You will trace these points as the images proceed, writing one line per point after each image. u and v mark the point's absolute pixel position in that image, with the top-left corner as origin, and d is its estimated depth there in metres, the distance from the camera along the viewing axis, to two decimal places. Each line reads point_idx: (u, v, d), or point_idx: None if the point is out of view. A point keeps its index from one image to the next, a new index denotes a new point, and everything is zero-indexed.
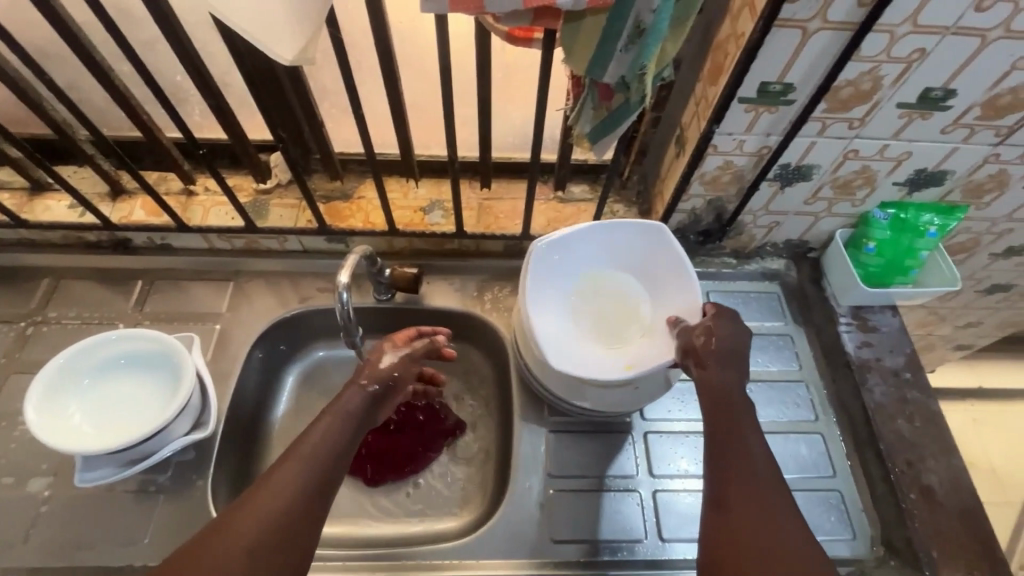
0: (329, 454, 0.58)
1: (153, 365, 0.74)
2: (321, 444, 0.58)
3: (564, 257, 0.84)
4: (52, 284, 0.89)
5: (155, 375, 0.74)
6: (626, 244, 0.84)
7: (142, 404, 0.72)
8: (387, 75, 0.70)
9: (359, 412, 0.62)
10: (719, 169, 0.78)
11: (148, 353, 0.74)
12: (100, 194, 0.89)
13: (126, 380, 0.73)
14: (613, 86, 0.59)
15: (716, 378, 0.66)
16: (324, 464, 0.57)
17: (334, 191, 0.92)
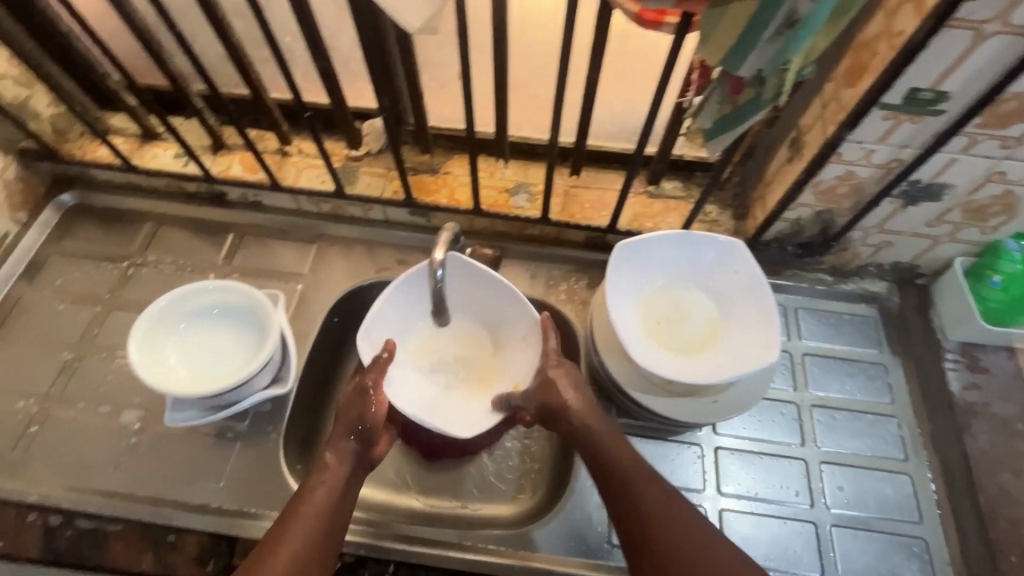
0: (334, 485, 0.63)
1: (241, 319, 0.76)
2: (322, 481, 0.63)
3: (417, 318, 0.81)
4: (152, 229, 0.93)
5: (242, 329, 0.76)
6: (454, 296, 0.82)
7: (229, 355, 0.75)
8: (499, 51, 0.68)
9: (350, 459, 0.66)
10: (838, 179, 0.72)
11: (238, 306, 0.76)
12: (203, 147, 0.92)
13: (216, 330, 0.76)
14: (747, 80, 0.55)
15: (576, 418, 0.67)
16: (332, 491, 0.63)
17: (422, 164, 0.92)
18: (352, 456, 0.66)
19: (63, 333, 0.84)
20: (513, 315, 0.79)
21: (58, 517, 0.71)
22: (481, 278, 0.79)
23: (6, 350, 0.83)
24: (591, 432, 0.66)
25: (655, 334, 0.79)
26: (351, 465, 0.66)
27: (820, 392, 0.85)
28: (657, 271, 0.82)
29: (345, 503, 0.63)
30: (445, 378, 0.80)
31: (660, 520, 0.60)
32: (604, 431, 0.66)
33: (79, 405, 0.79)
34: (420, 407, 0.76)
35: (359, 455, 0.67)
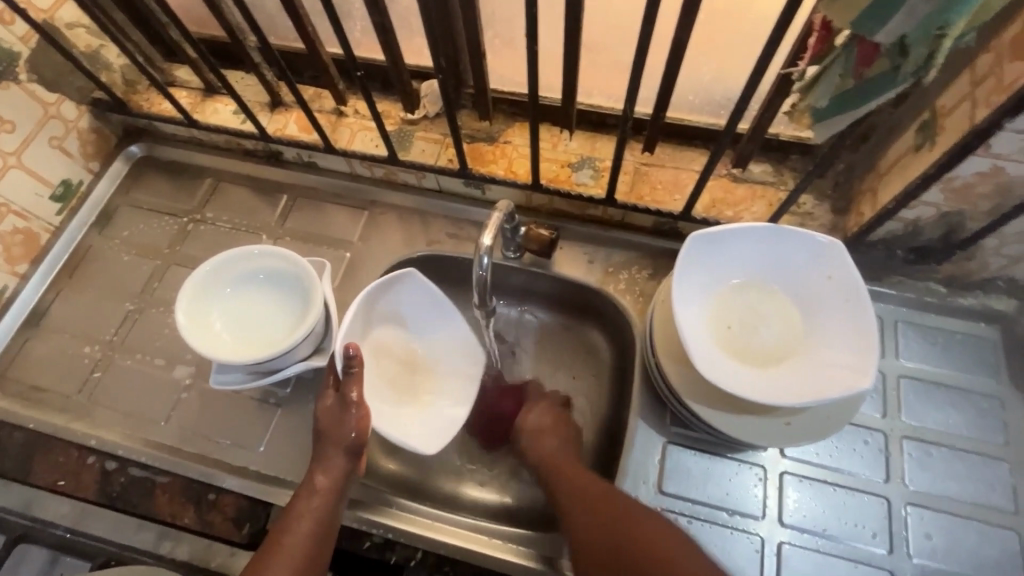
0: (325, 505, 0.63)
1: (286, 287, 0.75)
2: (309, 502, 0.63)
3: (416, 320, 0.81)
4: (212, 185, 0.94)
5: (286, 296, 0.75)
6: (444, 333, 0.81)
7: (272, 322, 0.75)
8: (571, 5, 0.58)
9: (338, 477, 0.65)
10: (979, 176, 0.59)
11: (283, 273, 0.75)
12: (261, 104, 0.90)
13: (261, 295, 0.76)
14: (885, 47, 0.43)
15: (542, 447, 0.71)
16: (321, 511, 0.63)
17: (480, 131, 0.85)
18: (341, 473, 0.65)
19: (125, 284, 0.87)
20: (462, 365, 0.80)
21: (114, 462, 0.75)
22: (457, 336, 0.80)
23: (77, 297, 0.86)
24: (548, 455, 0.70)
25: (726, 337, 0.70)
26: (338, 483, 0.65)
27: (915, 422, 0.73)
28: (734, 271, 0.72)
29: (332, 527, 0.63)
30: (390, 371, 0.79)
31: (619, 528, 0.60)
32: (551, 453, 0.70)
33: (138, 355, 0.81)
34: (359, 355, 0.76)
35: (348, 471, 0.66)
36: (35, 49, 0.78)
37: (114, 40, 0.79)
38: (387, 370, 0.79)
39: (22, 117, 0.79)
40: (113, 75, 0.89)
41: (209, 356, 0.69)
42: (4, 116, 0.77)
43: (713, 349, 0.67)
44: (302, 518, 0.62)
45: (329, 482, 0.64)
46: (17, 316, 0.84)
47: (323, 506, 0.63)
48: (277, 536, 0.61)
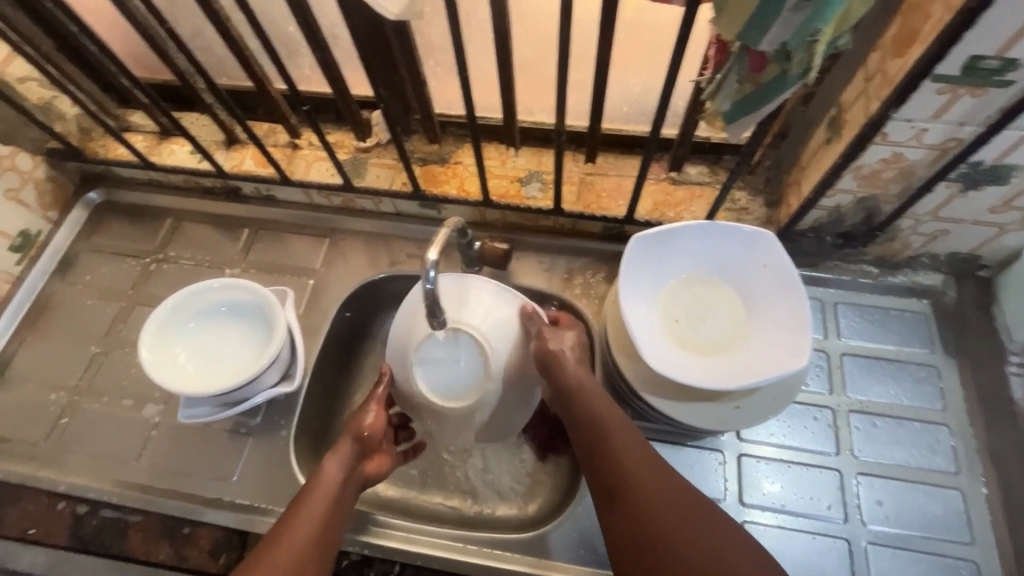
0: (329, 490, 0.64)
1: (250, 318, 0.77)
2: (323, 484, 0.65)
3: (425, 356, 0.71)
4: (173, 224, 0.95)
5: (250, 326, 0.77)
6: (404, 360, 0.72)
7: (238, 353, 0.76)
8: (498, 33, 0.63)
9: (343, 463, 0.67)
10: (883, 162, 0.64)
11: (246, 303, 0.77)
12: (217, 142, 0.92)
13: (226, 327, 0.77)
14: (770, 54, 0.48)
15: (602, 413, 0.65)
16: (330, 492, 0.64)
17: (432, 154, 0.88)
18: (348, 458, 0.68)
19: (90, 328, 0.88)
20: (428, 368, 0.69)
21: (85, 506, 0.75)
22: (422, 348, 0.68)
23: (40, 344, 0.87)
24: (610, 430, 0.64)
25: (678, 332, 0.74)
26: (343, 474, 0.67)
27: (860, 396, 0.77)
28: (679, 268, 0.76)
29: (339, 511, 0.64)
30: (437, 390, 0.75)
31: (666, 537, 0.57)
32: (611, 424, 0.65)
33: (105, 397, 0.82)
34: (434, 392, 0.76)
35: (350, 460, 0.68)
36: None
37: (65, 91, 0.81)
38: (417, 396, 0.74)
39: None
40: (67, 124, 0.91)
41: (176, 391, 0.71)
42: None
43: (663, 344, 0.71)
44: (317, 495, 0.64)
45: (337, 469, 0.66)
46: None
47: (334, 487, 0.65)
48: (284, 520, 0.62)
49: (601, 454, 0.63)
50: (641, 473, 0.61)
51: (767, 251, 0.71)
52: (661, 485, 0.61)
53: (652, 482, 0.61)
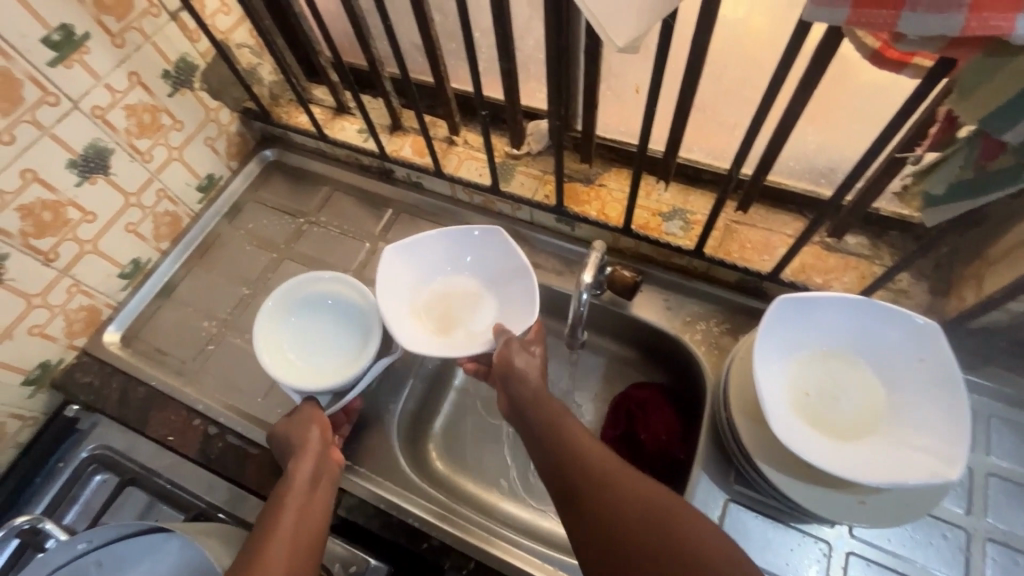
0: (300, 494, 0.66)
1: (347, 311, 0.84)
2: (287, 497, 0.66)
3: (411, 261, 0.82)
4: (328, 192, 1.04)
5: (348, 319, 0.84)
6: (407, 274, 0.81)
7: (340, 343, 0.83)
8: (692, 74, 0.63)
9: (311, 460, 0.70)
10: None
11: (343, 296, 0.83)
12: (383, 126, 1.00)
13: (325, 318, 0.84)
14: (1011, 145, 0.44)
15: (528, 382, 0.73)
16: (300, 495, 0.66)
17: (578, 172, 0.90)
18: (313, 459, 0.70)
19: (245, 271, 0.98)
20: (424, 263, 0.82)
21: (214, 428, 0.84)
22: (408, 253, 0.81)
23: (203, 276, 0.98)
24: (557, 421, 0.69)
25: (808, 408, 0.69)
26: (310, 476, 0.68)
27: (1004, 526, 0.69)
28: (817, 343, 0.72)
29: (312, 508, 0.66)
30: (432, 313, 0.81)
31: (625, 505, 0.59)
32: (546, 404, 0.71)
33: (246, 335, 0.92)
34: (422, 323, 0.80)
35: (317, 459, 0.70)
36: (210, 63, 0.92)
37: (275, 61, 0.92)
38: (434, 316, 0.81)
39: (189, 117, 0.92)
40: (263, 88, 1.01)
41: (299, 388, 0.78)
42: (177, 115, 0.90)
43: (791, 418, 0.67)
44: (286, 504, 0.65)
45: (303, 471, 0.68)
46: (153, 286, 0.96)
47: (300, 495, 0.66)
48: (263, 531, 0.62)
49: (560, 447, 0.66)
50: (595, 454, 0.65)
51: (928, 346, 0.66)
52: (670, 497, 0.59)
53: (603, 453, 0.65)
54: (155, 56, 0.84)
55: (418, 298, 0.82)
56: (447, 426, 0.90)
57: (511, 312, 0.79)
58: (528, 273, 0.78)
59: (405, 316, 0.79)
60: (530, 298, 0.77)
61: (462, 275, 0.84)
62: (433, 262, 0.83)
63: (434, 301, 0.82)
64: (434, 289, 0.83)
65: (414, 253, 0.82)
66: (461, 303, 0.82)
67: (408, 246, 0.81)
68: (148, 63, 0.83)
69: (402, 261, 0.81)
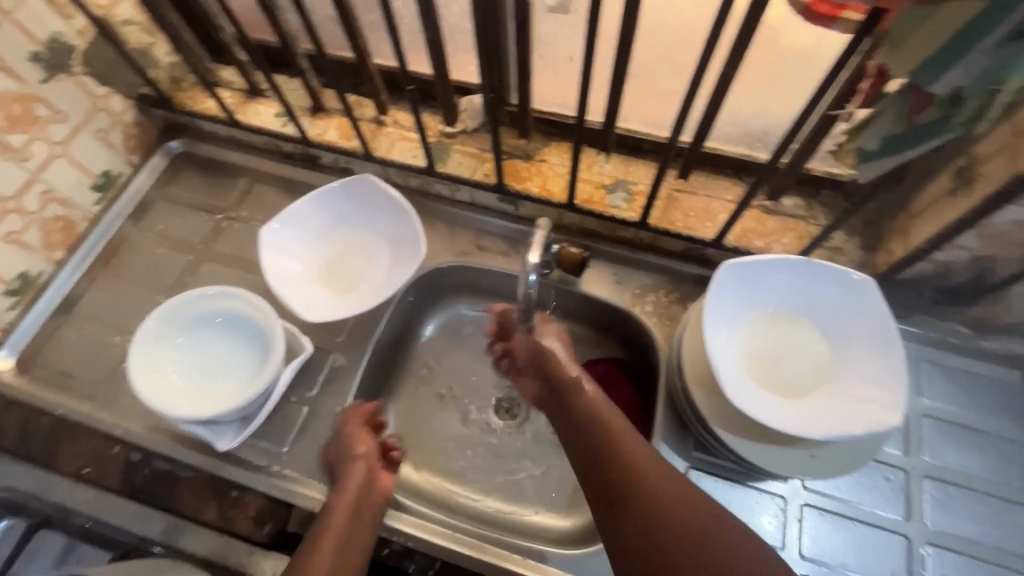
0: (342, 521, 0.64)
1: (243, 327, 0.74)
2: (327, 531, 0.63)
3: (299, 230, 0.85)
4: (248, 184, 0.95)
5: (245, 337, 0.74)
6: (299, 240, 0.85)
7: (237, 365, 0.73)
8: (628, 38, 0.60)
9: (355, 480, 0.67)
10: (1015, 224, 0.60)
11: (233, 310, 0.74)
12: (303, 108, 0.92)
13: (216, 338, 0.74)
14: (938, 96, 0.46)
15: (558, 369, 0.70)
16: (342, 519, 0.64)
17: (517, 148, 0.86)
18: (358, 483, 0.67)
19: (159, 277, 0.88)
20: (324, 230, 0.86)
21: (137, 454, 0.75)
22: (300, 220, 0.85)
23: (109, 288, 0.87)
24: (612, 432, 0.64)
25: (759, 367, 0.70)
26: (359, 491, 0.67)
27: (937, 462, 0.73)
28: (765, 303, 0.73)
29: (355, 528, 0.64)
30: (336, 276, 0.84)
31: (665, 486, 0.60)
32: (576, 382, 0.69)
33: None
34: (326, 287, 0.83)
35: (363, 478, 0.68)
36: (90, 43, 0.81)
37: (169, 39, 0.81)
38: (312, 267, 0.85)
39: (72, 107, 0.81)
40: (159, 72, 0.90)
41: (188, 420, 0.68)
42: (56, 106, 0.78)
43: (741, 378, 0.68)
44: (325, 538, 0.62)
45: (348, 493, 0.66)
46: (49, 303, 0.85)
47: (342, 514, 0.65)
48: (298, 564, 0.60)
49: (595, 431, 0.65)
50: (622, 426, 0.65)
51: (867, 301, 0.68)
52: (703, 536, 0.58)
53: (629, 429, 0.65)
54: (18, 37, 0.72)
55: (312, 261, 0.85)
56: (400, 423, 0.85)
57: (403, 260, 0.82)
58: (409, 215, 0.81)
59: (281, 268, 0.83)
60: (415, 239, 0.81)
61: (353, 232, 0.87)
62: (331, 222, 0.86)
63: (342, 263, 0.85)
64: (338, 253, 0.86)
65: (303, 218, 0.85)
66: (362, 262, 0.85)
67: (294, 213, 0.84)
68: (10, 45, 0.71)
69: (296, 227, 0.84)
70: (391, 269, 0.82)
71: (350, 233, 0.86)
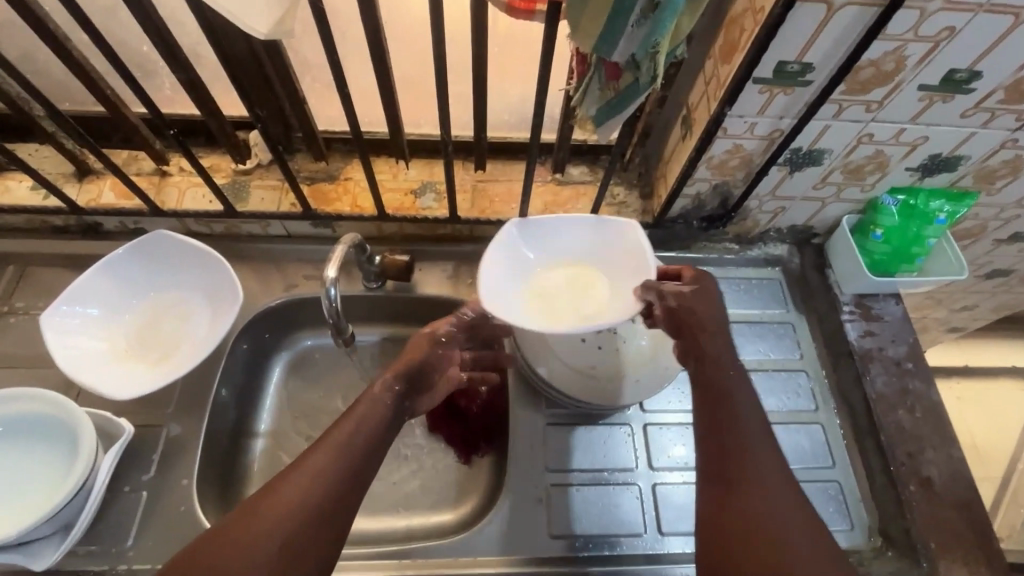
0: (351, 433, 0.59)
1: (40, 428, 0.65)
2: (342, 424, 0.60)
3: (93, 307, 0.77)
4: (19, 271, 0.83)
5: (42, 436, 0.65)
6: (97, 320, 0.77)
7: (41, 470, 0.64)
8: (376, 52, 0.64)
9: (376, 415, 0.61)
10: (727, 153, 0.75)
11: (23, 413, 0.65)
12: (65, 174, 0.83)
13: (7, 450, 0.65)
14: (622, 64, 0.55)
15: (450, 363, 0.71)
16: (361, 425, 0.60)
17: (319, 172, 0.86)
18: (384, 409, 0.62)
19: None
20: (129, 300, 0.79)
21: None
22: (92, 295, 0.77)
23: None
24: (732, 398, 0.64)
25: (551, 306, 0.72)
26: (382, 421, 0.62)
27: (737, 356, 0.88)
28: (533, 258, 0.77)
29: (372, 452, 0.59)
30: (152, 347, 0.77)
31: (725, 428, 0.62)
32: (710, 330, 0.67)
33: None
34: (143, 361, 0.76)
35: (394, 406, 0.63)
36: None
37: None
38: (123, 342, 0.77)
39: None
40: None
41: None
42: None
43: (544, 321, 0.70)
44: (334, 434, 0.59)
45: (372, 403, 0.62)
46: None
47: (370, 417, 0.61)
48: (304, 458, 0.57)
49: (721, 394, 0.64)
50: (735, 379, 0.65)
51: (632, 235, 0.74)
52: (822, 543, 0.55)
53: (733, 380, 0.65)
54: None
55: (118, 337, 0.77)
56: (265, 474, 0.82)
57: (222, 305, 0.77)
58: (219, 261, 0.77)
59: (82, 355, 0.73)
60: (230, 286, 0.77)
61: (161, 294, 0.80)
62: (135, 288, 0.80)
63: (157, 329, 0.79)
64: (151, 320, 0.79)
65: (96, 291, 0.77)
66: (181, 322, 0.79)
67: (81, 287, 0.76)
68: None
69: (89, 304, 0.76)
70: (212, 322, 0.77)
71: (159, 297, 0.80)
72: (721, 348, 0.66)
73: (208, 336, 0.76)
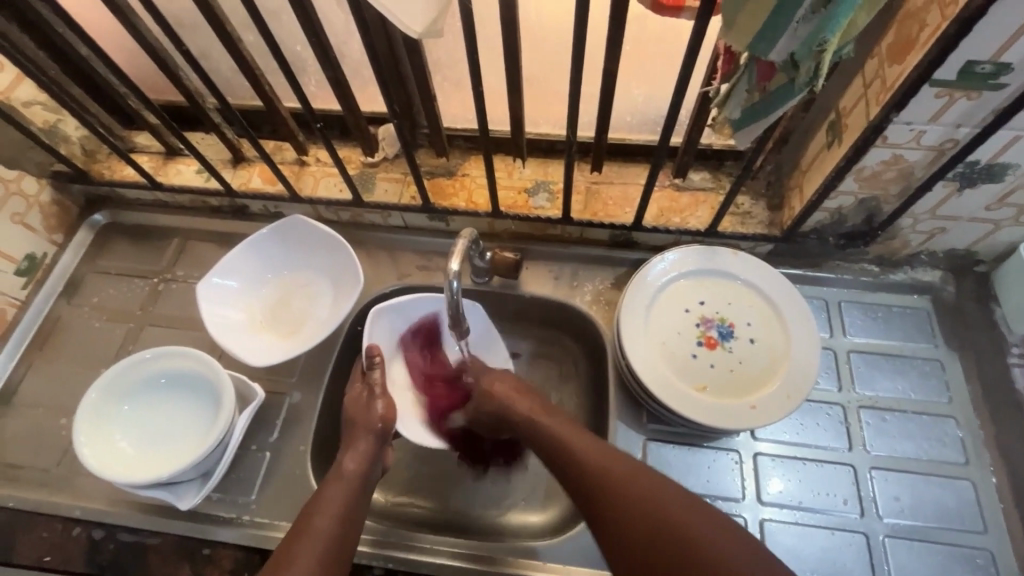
0: (348, 488, 0.65)
1: (191, 384, 0.74)
2: (324, 499, 0.64)
3: (236, 279, 0.85)
4: (180, 244, 0.94)
5: (192, 391, 0.74)
6: (240, 291, 0.85)
7: (190, 421, 0.73)
8: (512, 52, 0.65)
9: (364, 457, 0.68)
10: (883, 164, 0.67)
11: (178, 369, 0.74)
12: (224, 161, 0.93)
13: (164, 399, 0.74)
14: (779, 64, 0.50)
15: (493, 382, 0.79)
16: (350, 488, 0.65)
17: (439, 167, 0.90)
18: (367, 454, 0.69)
19: (100, 351, 0.87)
20: (265, 275, 0.87)
21: (100, 531, 0.74)
22: (236, 268, 0.85)
23: (50, 370, 0.86)
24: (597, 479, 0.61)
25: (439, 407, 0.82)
26: (361, 471, 0.67)
27: (869, 392, 0.79)
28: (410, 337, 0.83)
29: (358, 508, 0.64)
30: (283, 321, 0.85)
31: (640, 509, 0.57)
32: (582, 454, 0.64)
33: None
34: (275, 334, 0.84)
35: (372, 454, 0.69)
36: None
37: (71, 113, 0.80)
38: (258, 313, 0.85)
39: None
40: (72, 146, 0.90)
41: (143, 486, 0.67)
42: None
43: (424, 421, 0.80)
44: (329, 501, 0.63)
45: (356, 463, 0.68)
46: None
47: (350, 484, 0.66)
48: (300, 522, 0.61)
49: (592, 490, 0.61)
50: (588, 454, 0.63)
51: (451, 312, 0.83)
52: (660, 490, 0.58)
53: (603, 455, 0.62)
54: None
55: (255, 309, 0.86)
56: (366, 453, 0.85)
57: (345, 288, 0.83)
58: (346, 246, 0.83)
59: (227, 323, 0.82)
60: (354, 271, 0.82)
61: (292, 273, 0.88)
62: (271, 265, 0.88)
63: (286, 305, 0.86)
64: (282, 296, 0.87)
65: (240, 264, 0.85)
66: (307, 299, 0.86)
67: (230, 260, 0.84)
68: None
69: (233, 275, 0.85)
70: (334, 304, 0.84)
71: (290, 275, 0.88)
72: (572, 441, 0.66)
73: (330, 316, 0.82)
